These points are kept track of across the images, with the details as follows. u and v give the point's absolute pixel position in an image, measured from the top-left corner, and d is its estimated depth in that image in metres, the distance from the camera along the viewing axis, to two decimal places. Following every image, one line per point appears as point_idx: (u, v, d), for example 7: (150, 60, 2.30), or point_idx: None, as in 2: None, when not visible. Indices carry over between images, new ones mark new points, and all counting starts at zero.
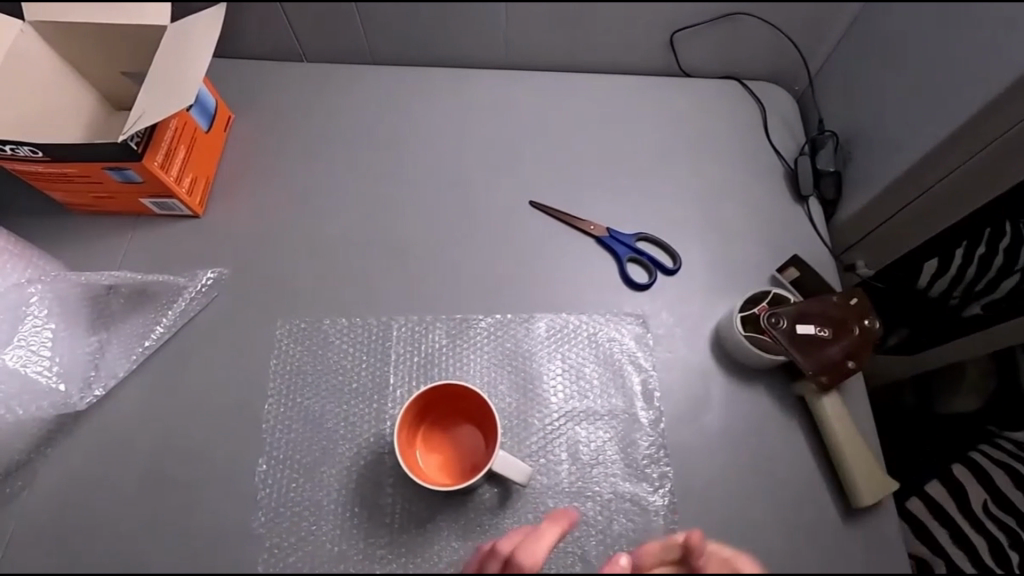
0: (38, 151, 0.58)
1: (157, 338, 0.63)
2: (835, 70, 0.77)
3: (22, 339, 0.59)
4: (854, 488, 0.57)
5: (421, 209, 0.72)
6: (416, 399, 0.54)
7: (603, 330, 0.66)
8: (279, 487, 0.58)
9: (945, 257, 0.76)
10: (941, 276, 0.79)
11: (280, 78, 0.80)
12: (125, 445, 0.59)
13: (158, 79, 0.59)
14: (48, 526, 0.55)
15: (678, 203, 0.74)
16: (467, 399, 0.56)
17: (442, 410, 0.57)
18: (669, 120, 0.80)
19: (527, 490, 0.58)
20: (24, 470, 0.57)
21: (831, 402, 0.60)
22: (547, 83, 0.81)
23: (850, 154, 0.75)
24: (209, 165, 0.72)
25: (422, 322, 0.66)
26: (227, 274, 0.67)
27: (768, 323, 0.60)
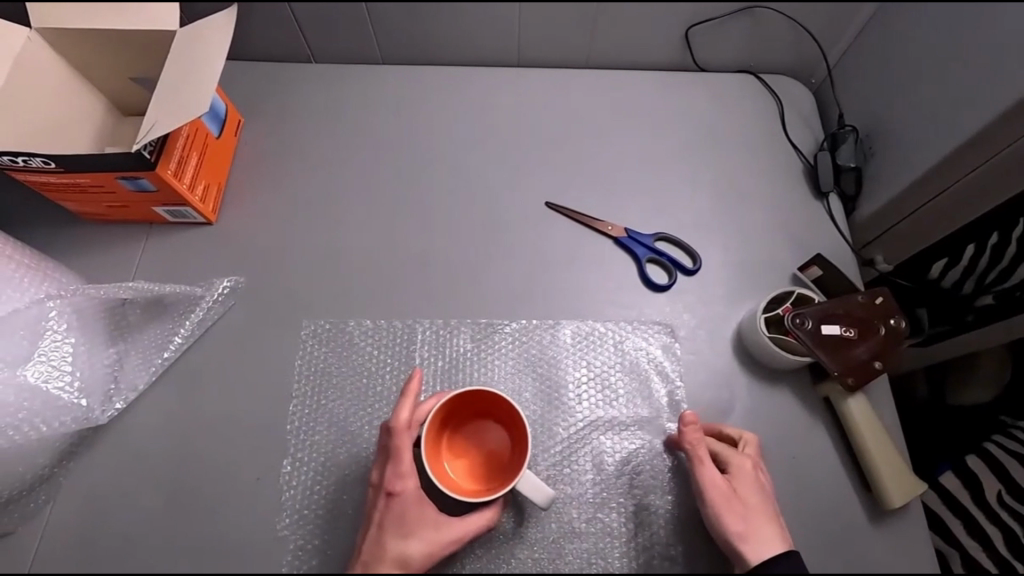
0: (51, 162, 0.57)
1: (176, 349, 0.63)
2: (854, 62, 0.77)
3: (44, 354, 0.58)
4: (882, 490, 0.57)
5: (436, 211, 0.72)
6: (443, 404, 0.53)
7: (629, 338, 0.66)
8: (301, 492, 0.57)
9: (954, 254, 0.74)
10: (952, 265, 0.76)
11: (289, 79, 0.79)
12: (149, 456, 0.59)
13: (170, 88, 0.58)
14: (75, 541, 0.55)
15: (697, 201, 0.73)
16: (495, 403, 0.55)
17: (469, 412, 0.56)
18: (685, 116, 0.79)
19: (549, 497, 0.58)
20: (47, 484, 0.57)
21: (857, 403, 0.59)
22: (561, 80, 0.80)
23: (871, 149, 0.74)
24: (221, 172, 0.71)
25: (446, 326, 0.65)
26: (243, 282, 0.67)
27: (793, 324, 0.59)
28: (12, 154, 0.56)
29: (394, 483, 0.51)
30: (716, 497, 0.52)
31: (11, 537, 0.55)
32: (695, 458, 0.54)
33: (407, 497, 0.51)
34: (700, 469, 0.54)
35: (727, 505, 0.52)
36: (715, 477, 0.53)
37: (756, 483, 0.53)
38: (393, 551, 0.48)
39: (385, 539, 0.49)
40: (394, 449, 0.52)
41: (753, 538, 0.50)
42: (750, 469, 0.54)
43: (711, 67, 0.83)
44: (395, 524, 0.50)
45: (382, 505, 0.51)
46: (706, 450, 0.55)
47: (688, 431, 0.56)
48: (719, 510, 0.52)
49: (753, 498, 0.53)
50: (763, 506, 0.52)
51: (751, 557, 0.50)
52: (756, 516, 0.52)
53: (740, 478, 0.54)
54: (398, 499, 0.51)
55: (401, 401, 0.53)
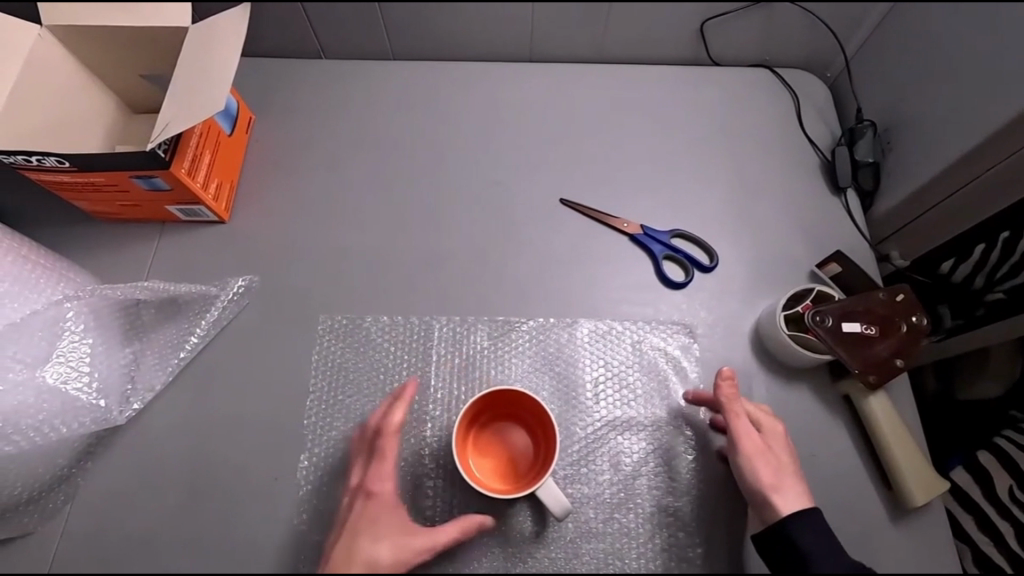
0: (65, 162, 0.57)
1: (192, 348, 0.62)
2: (872, 55, 0.76)
3: (61, 355, 0.57)
4: (904, 487, 0.56)
5: (449, 207, 0.71)
6: (476, 400, 0.53)
7: (647, 337, 0.65)
8: (317, 489, 0.57)
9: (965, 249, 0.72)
10: (962, 261, 0.74)
11: (301, 74, 0.79)
12: (166, 456, 0.58)
13: (185, 85, 0.58)
14: (95, 540, 0.55)
15: (712, 196, 0.73)
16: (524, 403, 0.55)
17: (498, 412, 0.56)
18: (700, 110, 0.78)
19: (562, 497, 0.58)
20: (67, 484, 0.57)
21: (878, 399, 0.59)
22: (574, 73, 0.80)
23: (889, 143, 0.73)
24: (233, 169, 0.71)
25: (463, 323, 0.65)
26: (257, 281, 0.66)
27: (814, 322, 0.58)
28: (25, 154, 0.55)
29: (373, 484, 0.50)
30: (749, 449, 0.53)
31: (31, 537, 0.55)
32: (730, 413, 0.55)
33: (384, 499, 0.49)
34: (735, 422, 0.54)
35: (760, 457, 0.52)
36: (749, 432, 0.54)
37: (785, 442, 0.54)
38: (360, 555, 0.45)
39: (356, 540, 0.46)
40: (381, 451, 0.51)
41: (783, 491, 0.51)
42: (779, 429, 0.55)
43: (724, 60, 0.82)
44: (364, 527, 0.47)
45: (358, 508, 0.49)
46: (741, 407, 0.55)
47: (725, 387, 0.56)
48: (752, 462, 0.52)
49: (783, 456, 0.53)
50: (792, 464, 0.53)
51: (784, 507, 0.50)
52: (787, 471, 0.52)
53: (773, 436, 0.54)
54: (376, 500, 0.49)
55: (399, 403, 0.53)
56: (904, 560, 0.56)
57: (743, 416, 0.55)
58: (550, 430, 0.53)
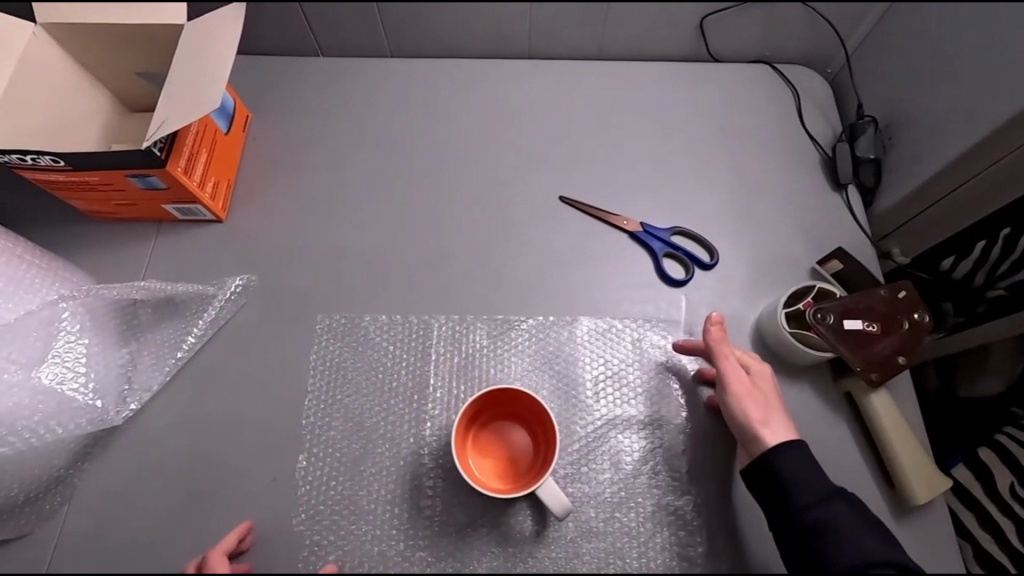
0: (60, 160, 0.56)
1: (189, 348, 0.62)
2: (872, 50, 0.75)
3: (57, 356, 0.56)
4: (906, 485, 0.56)
5: (448, 205, 0.71)
6: (476, 399, 0.53)
7: (648, 336, 0.65)
8: (316, 489, 0.57)
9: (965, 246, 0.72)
10: (963, 258, 0.74)
11: (298, 71, 0.78)
12: (164, 457, 0.58)
13: (181, 81, 0.57)
14: (93, 542, 0.55)
15: (713, 193, 0.72)
16: (523, 403, 0.54)
17: (497, 411, 0.56)
18: (699, 107, 0.78)
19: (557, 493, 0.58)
20: (64, 485, 0.57)
21: (880, 396, 0.59)
22: (572, 70, 0.79)
23: (890, 139, 0.72)
24: (230, 168, 0.70)
25: (463, 322, 0.64)
26: (255, 280, 0.66)
27: (815, 319, 0.58)
28: (20, 152, 0.55)
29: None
30: (737, 387, 0.54)
31: (29, 539, 0.55)
32: (719, 354, 0.56)
33: None
34: (724, 363, 0.55)
35: (748, 394, 0.53)
36: (738, 372, 0.55)
37: (774, 381, 0.55)
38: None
39: None
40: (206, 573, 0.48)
41: (770, 426, 0.52)
42: (769, 368, 0.55)
43: (724, 56, 0.82)
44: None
45: None
46: (731, 350, 0.56)
47: (714, 331, 0.57)
48: (741, 400, 0.53)
49: (772, 394, 0.54)
50: (780, 402, 0.54)
51: (770, 441, 0.50)
52: (775, 410, 0.53)
53: (761, 376, 0.55)
54: None
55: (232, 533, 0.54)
56: None
57: (733, 357, 0.56)
58: (549, 431, 0.53)
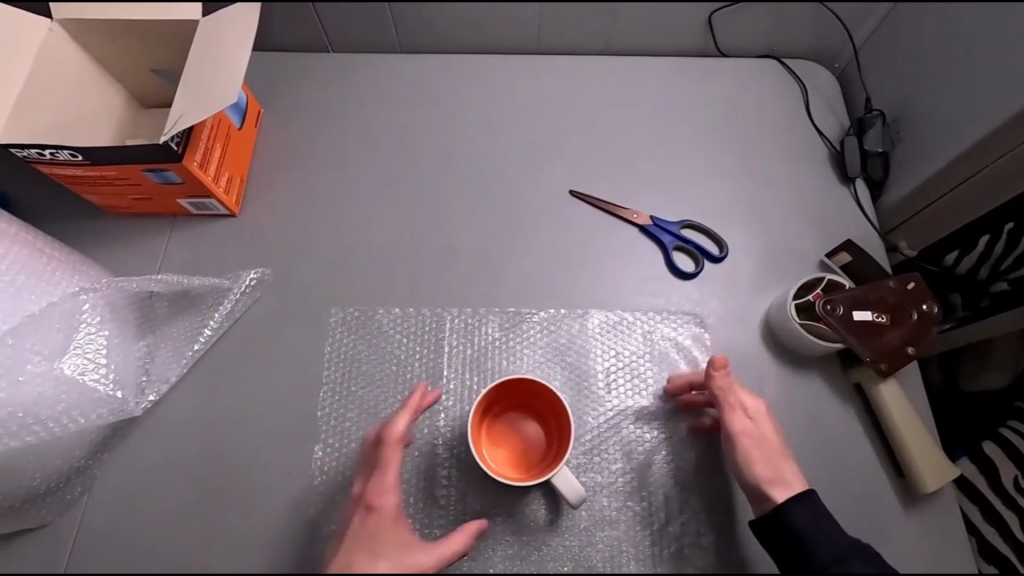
0: (78, 155, 0.57)
1: (205, 341, 0.63)
2: (880, 45, 0.76)
3: (79, 347, 0.57)
4: (915, 474, 0.57)
5: (460, 199, 0.71)
6: (493, 389, 0.53)
7: (659, 328, 0.65)
8: (332, 480, 0.58)
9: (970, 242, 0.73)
10: (965, 253, 0.75)
11: (309, 68, 0.79)
12: (182, 448, 0.59)
13: (197, 77, 0.58)
14: (113, 531, 0.56)
15: (722, 186, 0.73)
16: (539, 394, 0.55)
17: (510, 401, 0.56)
18: (708, 101, 0.78)
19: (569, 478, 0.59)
20: (83, 476, 0.57)
21: (888, 387, 0.59)
22: (581, 66, 0.80)
23: (897, 134, 0.73)
24: (242, 162, 0.71)
25: (475, 315, 0.65)
26: (269, 274, 0.67)
27: (825, 311, 0.59)
28: (39, 147, 0.55)
29: (374, 497, 0.48)
30: (744, 441, 0.53)
31: (49, 529, 0.56)
32: (725, 405, 0.54)
33: (385, 514, 0.47)
34: (731, 414, 0.54)
35: (756, 447, 0.52)
36: (744, 424, 0.53)
37: (775, 427, 0.54)
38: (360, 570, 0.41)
39: (355, 556, 0.43)
40: (382, 459, 0.50)
41: (780, 481, 0.51)
42: (769, 413, 0.55)
43: (732, 52, 0.82)
44: (368, 540, 0.45)
45: (362, 525, 0.46)
46: (735, 397, 0.55)
47: (719, 376, 0.55)
48: (751, 455, 0.52)
49: (776, 440, 0.53)
50: (784, 450, 0.53)
51: (782, 501, 0.50)
52: (783, 461, 0.52)
53: (766, 422, 0.54)
54: (377, 515, 0.46)
55: (404, 412, 0.53)
56: (914, 549, 0.56)
57: (737, 406, 0.54)
58: (564, 424, 0.54)
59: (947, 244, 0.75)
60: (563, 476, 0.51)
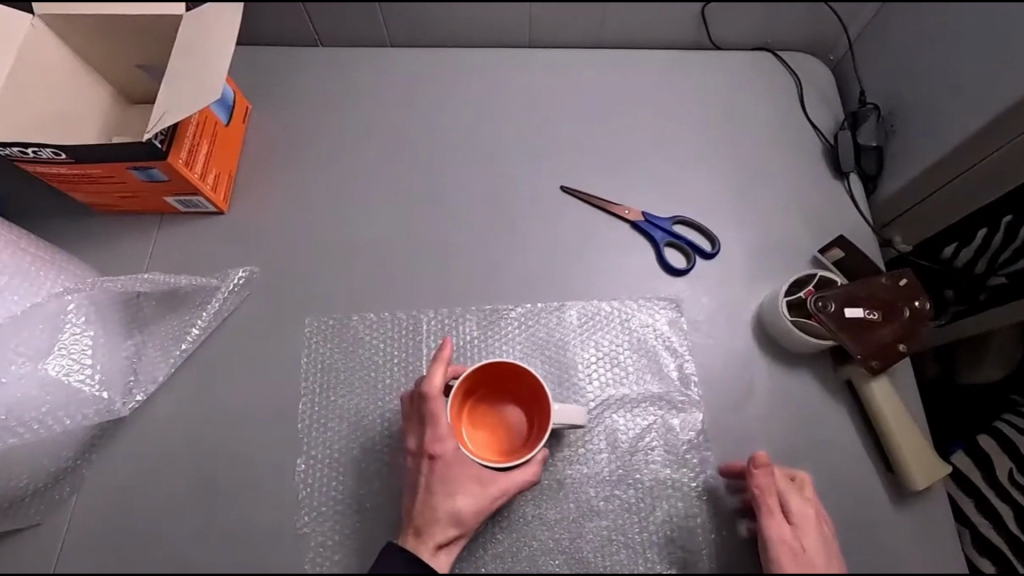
0: (61, 153, 0.56)
1: (193, 340, 0.62)
2: (875, 36, 0.74)
3: (63, 348, 0.56)
4: (906, 472, 0.56)
5: (449, 195, 0.71)
6: (470, 372, 0.53)
7: (637, 316, 0.65)
8: (318, 490, 0.57)
9: (966, 237, 0.73)
10: (964, 246, 0.74)
11: (297, 62, 0.78)
12: (169, 449, 0.59)
13: (179, 78, 0.57)
14: (103, 530, 0.56)
15: (713, 182, 0.72)
16: (515, 376, 0.55)
17: (489, 387, 0.56)
18: (700, 95, 0.77)
19: (552, 469, 0.59)
20: (71, 476, 0.57)
21: (879, 385, 0.59)
22: (572, 58, 0.79)
23: (892, 128, 0.72)
24: (230, 159, 0.70)
25: (453, 314, 0.65)
26: (257, 272, 0.66)
27: (816, 307, 0.58)
28: (22, 145, 0.55)
29: (434, 446, 0.50)
30: (778, 550, 0.50)
31: (40, 529, 0.56)
32: (764, 508, 0.52)
33: (448, 458, 0.50)
34: (770, 520, 0.51)
35: (792, 556, 0.49)
36: (782, 529, 0.51)
37: (823, 534, 0.51)
38: (443, 509, 0.49)
39: (433, 499, 0.49)
40: (431, 414, 0.51)
41: None
42: (814, 515, 0.52)
43: (726, 44, 0.81)
44: (440, 486, 0.50)
45: (430, 472, 0.50)
46: (776, 500, 0.52)
47: (759, 475, 0.53)
48: (783, 566, 0.49)
49: (820, 554, 0.49)
50: (832, 566, 0.49)
51: None
52: None
53: (809, 532, 0.50)
54: (440, 462, 0.50)
55: (434, 366, 0.53)
56: (903, 546, 0.56)
57: (776, 511, 0.52)
58: (542, 394, 0.54)
59: (943, 237, 0.74)
60: (559, 408, 0.54)
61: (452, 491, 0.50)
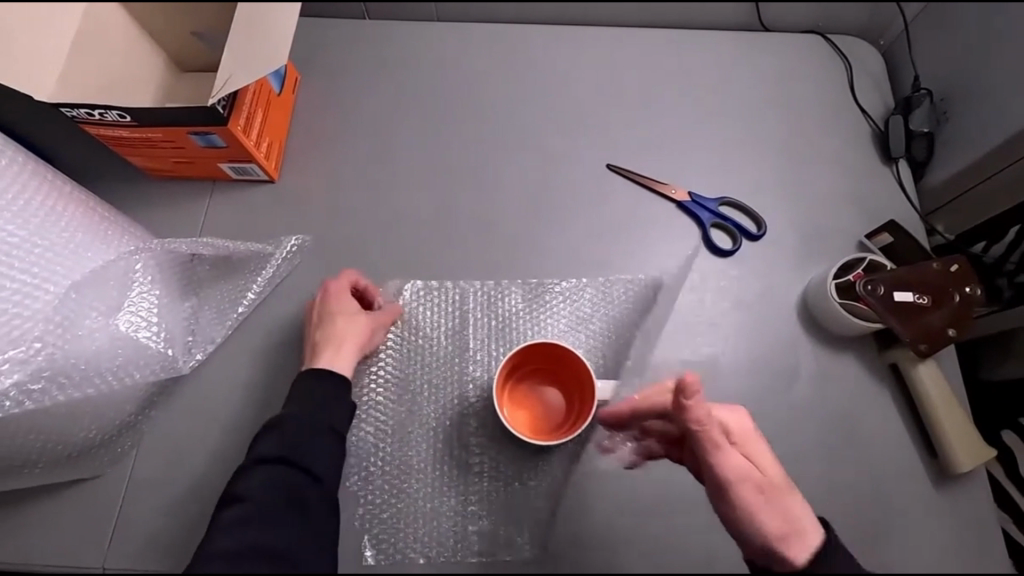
0: (126, 116, 0.57)
1: (248, 304, 0.64)
2: (933, 20, 0.73)
3: (131, 305, 0.58)
4: (951, 455, 0.57)
5: (495, 167, 0.71)
6: (516, 352, 0.56)
7: (682, 294, 0.66)
8: (368, 453, 0.59)
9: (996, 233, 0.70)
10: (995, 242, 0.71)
11: (347, 30, 0.79)
12: (223, 407, 0.60)
13: (246, 40, 0.57)
14: (161, 481, 0.58)
15: (760, 163, 0.72)
16: (559, 358, 0.58)
17: (529, 369, 0.58)
18: (750, 74, 0.77)
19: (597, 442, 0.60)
20: (131, 432, 0.59)
21: (926, 368, 0.60)
22: (619, 33, 0.79)
23: (945, 114, 0.71)
24: (281, 129, 0.71)
25: (498, 287, 0.66)
26: (309, 241, 0.67)
27: (865, 290, 0.59)
28: (89, 107, 0.56)
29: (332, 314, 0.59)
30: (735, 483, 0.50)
31: (102, 480, 0.58)
32: (709, 442, 0.52)
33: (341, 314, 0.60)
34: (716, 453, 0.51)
35: (758, 493, 0.50)
36: (730, 460, 0.51)
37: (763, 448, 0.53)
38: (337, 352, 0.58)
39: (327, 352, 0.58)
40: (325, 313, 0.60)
41: (792, 523, 0.48)
42: (751, 431, 0.53)
43: (778, 27, 0.81)
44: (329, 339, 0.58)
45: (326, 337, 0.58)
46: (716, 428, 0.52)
47: (691, 405, 0.52)
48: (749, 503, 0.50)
49: (769, 470, 0.51)
50: (779, 478, 0.51)
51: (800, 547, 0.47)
52: (784, 496, 0.50)
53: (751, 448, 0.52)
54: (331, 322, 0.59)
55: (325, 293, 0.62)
56: (943, 527, 0.57)
57: (719, 440, 0.52)
58: (585, 377, 0.56)
59: (978, 230, 0.71)
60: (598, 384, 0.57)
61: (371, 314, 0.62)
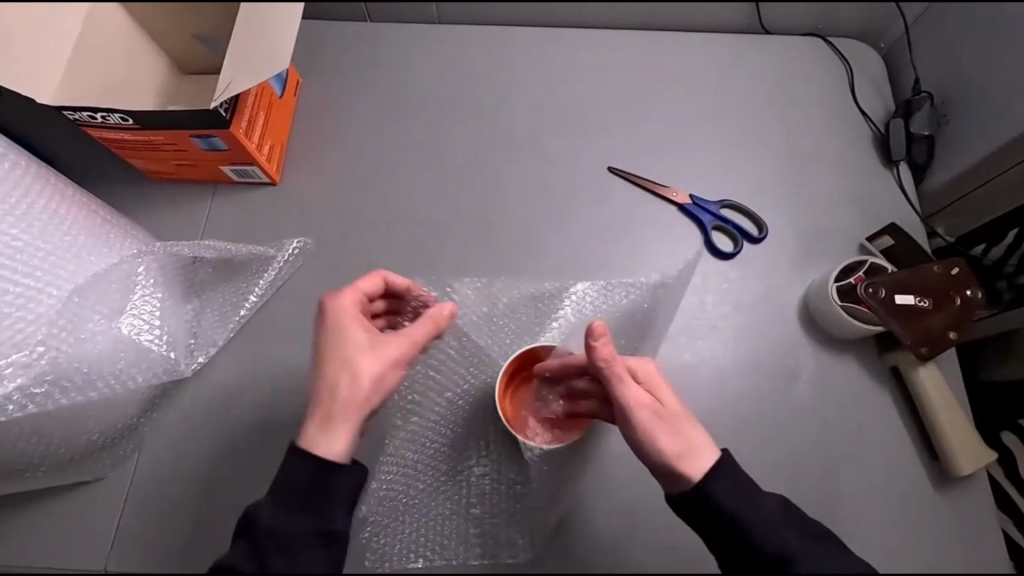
0: (128, 119, 0.57)
1: (251, 307, 0.64)
2: (933, 23, 0.74)
3: (134, 307, 0.58)
4: (952, 457, 0.58)
5: (496, 168, 0.71)
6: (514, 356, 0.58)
7: (684, 296, 0.66)
8: (370, 456, 0.59)
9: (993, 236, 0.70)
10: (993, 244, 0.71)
11: (348, 32, 0.79)
12: (225, 410, 0.60)
13: (249, 43, 0.57)
14: (163, 484, 0.58)
15: (761, 166, 0.72)
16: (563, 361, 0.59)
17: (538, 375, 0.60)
18: (750, 76, 0.77)
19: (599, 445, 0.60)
20: (133, 435, 0.59)
21: (928, 371, 0.60)
22: (619, 35, 0.79)
23: (946, 117, 0.71)
24: (283, 131, 0.71)
25: (500, 289, 0.66)
26: (311, 243, 0.67)
27: (866, 293, 0.59)
28: (92, 109, 0.56)
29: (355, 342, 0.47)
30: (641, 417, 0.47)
31: (105, 482, 0.58)
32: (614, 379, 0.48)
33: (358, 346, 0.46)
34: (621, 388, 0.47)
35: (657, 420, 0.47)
36: (637, 396, 0.47)
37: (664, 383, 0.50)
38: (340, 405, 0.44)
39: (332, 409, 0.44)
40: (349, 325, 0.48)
41: (692, 450, 0.46)
42: (653, 369, 0.50)
43: (777, 30, 0.82)
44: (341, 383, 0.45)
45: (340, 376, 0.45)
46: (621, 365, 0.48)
47: (600, 347, 0.47)
48: (651, 429, 0.47)
49: (670, 402, 0.49)
50: (681, 410, 0.49)
51: (695, 471, 0.46)
52: (685, 424, 0.47)
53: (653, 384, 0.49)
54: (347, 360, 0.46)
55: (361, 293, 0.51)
56: (945, 530, 0.57)
57: (626, 378, 0.48)
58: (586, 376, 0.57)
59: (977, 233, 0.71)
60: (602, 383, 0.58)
61: (380, 349, 0.47)
